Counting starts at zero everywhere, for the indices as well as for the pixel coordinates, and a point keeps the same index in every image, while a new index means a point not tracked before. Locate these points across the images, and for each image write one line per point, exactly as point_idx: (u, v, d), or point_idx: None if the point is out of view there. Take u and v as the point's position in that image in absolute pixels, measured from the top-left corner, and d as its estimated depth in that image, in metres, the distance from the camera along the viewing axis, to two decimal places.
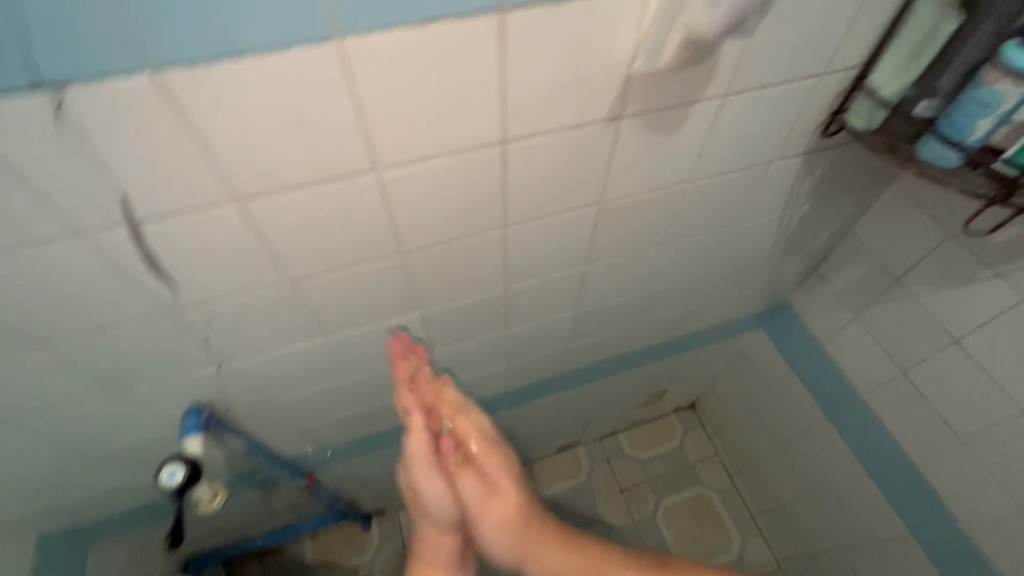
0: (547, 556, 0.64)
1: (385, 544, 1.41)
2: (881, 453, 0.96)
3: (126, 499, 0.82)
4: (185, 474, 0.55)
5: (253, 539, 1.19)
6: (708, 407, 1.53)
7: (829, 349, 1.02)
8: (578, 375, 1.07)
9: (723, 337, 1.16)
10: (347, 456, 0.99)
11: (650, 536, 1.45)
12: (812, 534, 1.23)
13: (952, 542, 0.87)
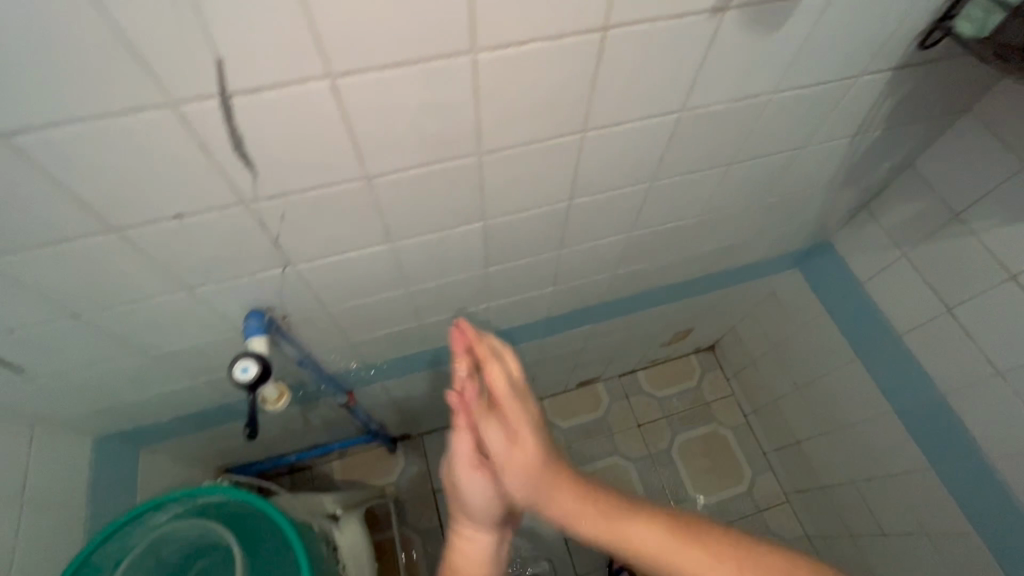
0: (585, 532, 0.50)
1: (410, 466, 1.47)
2: (912, 390, 0.98)
3: (179, 403, 0.84)
4: (258, 369, 0.56)
5: (287, 455, 1.26)
6: (729, 348, 1.56)
7: (870, 289, 1.02)
8: (614, 308, 1.08)
9: (760, 275, 1.16)
10: (387, 376, 1.01)
11: (664, 468, 1.50)
12: (826, 469, 1.27)
13: (973, 474, 0.90)
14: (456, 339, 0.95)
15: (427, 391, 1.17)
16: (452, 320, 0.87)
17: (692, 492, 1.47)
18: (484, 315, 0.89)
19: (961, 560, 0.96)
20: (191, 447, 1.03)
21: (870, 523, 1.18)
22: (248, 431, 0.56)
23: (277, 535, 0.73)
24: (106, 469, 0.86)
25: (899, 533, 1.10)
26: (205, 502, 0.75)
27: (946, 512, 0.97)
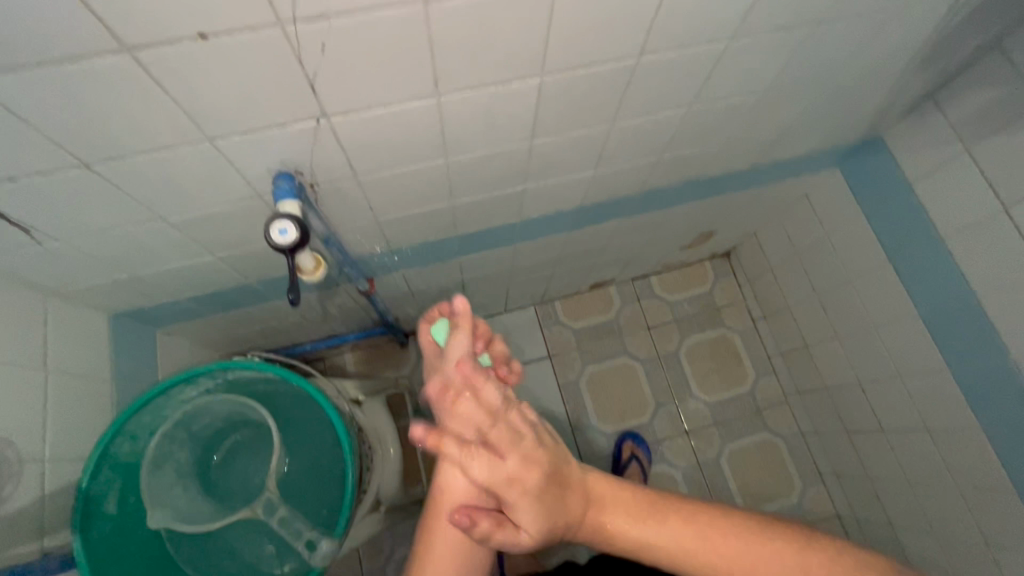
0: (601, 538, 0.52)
1: (423, 361, 1.49)
2: (941, 292, 0.97)
3: (197, 280, 0.80)
4: (300, 235, 0.53)
5: (302, 345, 1.25)
6: (746, 255, 1.54)
7: (918, 188, 0.97)
8: (649, 204, 1.02)
9: (798, 174, 1.11)
10: (411, 264, 0.97)
11: (671, 368, 1.54)
12: (832, 370, 1.31)
13: (991, 373, 0.92)
14: (485, 227, 0.91)
15: (447, 284, 1.15)
16: (485, 202, 0.81)
17: (696, 391, 1.52)
18: (519, 200, 0.84)
19: (960, 451, 1.01)
20: (207, 330, 1.01)
21: (869, 420, 1.23)
22: (291, 295, 0.56)
23: (314, 412, 0.73)
24: (126, 345, 0.83)
25: (898, 429, 1.15)
26: (238, 378, 0.73)
27: (954, 408, 1.00)
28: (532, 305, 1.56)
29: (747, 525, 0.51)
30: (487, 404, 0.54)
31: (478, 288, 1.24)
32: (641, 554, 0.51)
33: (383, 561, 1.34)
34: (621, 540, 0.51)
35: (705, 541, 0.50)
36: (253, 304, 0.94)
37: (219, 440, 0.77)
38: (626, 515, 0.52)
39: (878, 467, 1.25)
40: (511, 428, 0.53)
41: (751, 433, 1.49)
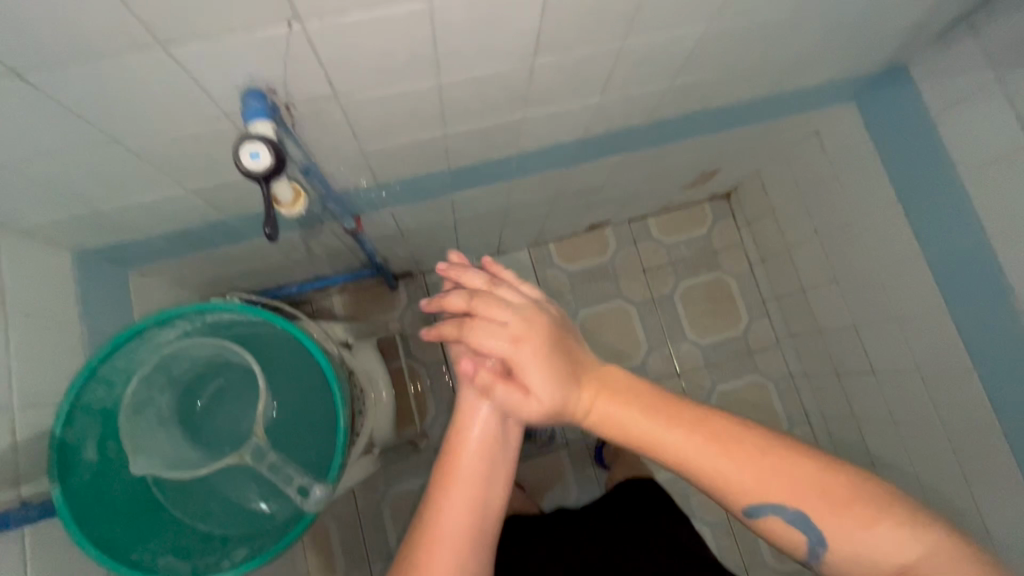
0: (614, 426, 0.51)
1: (413, 304, 1.46)
2: (949, 234, 0.94)
3: (167, 216, 0.74)
4: (274, 159, 0.48)
5: (288, 287, 1.20)
6: (748, 196, 1.49)
7: (939, 123, 0.92)
8: (655, 137, 0.96)
9: (811, 108, 1.04)
10: (400, 201, 0.91)
11: (665, 312, 1.52)
12: (828, 313, 1.30)
13: (993, 317, 0.90)
14: (480, 160, 0.84)
15: (438, 224, 1.09)
16: (481, 132, 0.74)
17: (689, 334, 1.51)
18: (517, 130, 0.77)
19: (951, 393, 1.02)
20: (184, 271, 0.95)
21: (861, 363, 1.24)
22: (269, 230, 0.50)
23: (301, 357, 0.69)
24: (94, 285, 0.78)
25: (889, 371, 1.16)
26: (217, 321, 0.69)
27: (951, 352, 1.00)
28: (526, 247, 1.51)
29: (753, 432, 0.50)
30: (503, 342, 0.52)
31: (470, 228, 1.18)
32: (647, 447, 0.50)
33: (377, 499, 1.36)
34: (631, 426, 0.51)
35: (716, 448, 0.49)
36: (231, 243, 0.88)
37: (202, 384, 0.73)
38: (638, 404, 0.51)
39: (865, 408, 1.27)
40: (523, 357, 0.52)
41: (741, 375, 1.50)
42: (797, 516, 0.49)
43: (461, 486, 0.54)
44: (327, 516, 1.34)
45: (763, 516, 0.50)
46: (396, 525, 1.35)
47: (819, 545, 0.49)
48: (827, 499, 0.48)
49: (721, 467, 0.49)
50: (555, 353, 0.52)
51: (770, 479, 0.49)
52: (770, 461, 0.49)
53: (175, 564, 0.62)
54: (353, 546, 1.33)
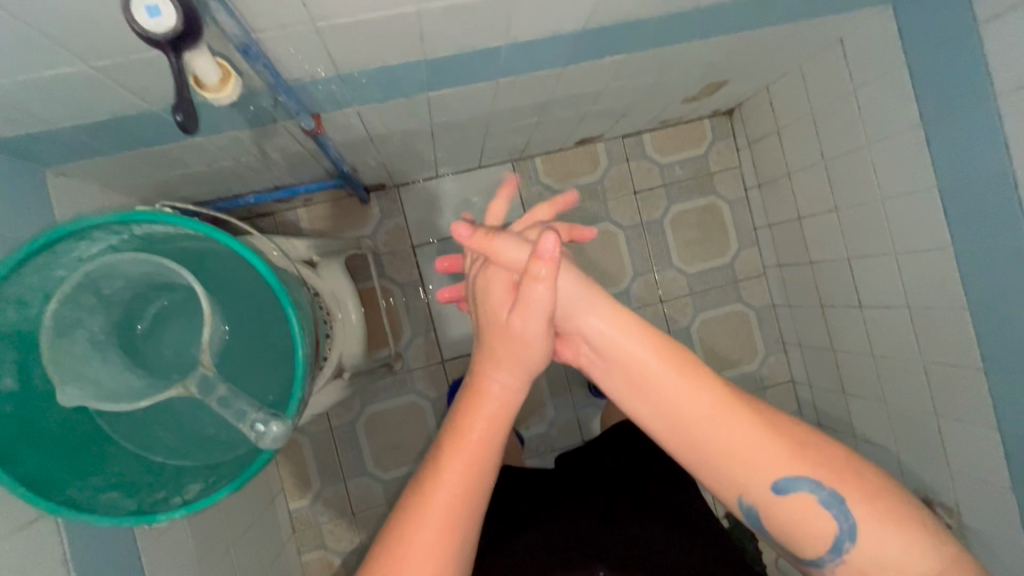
0: (654, 379, 0.56)
1: (387, 220, 1.35)
2: (968, 163, 0.87)
3: (75, 103, 0.60)
4: (178, 22, 0.41)
5: (244, 197, 1.08)
6: (752, 113, 1.37)
7: (983, 33, 0.80)
8: (665, 36, 0.83)
9: (841, 8, 0.91)
10: (367, 99, 0.78)
11: (653, 237, 1.46)
12: (821, 244, 1.26)
13: (999, 254, 0.85)
14: (461, 50, 0.71)
15: (413, 130, 0.96)
16: (462, 12, 0.61)
17: (676, 260, 1.46)
18: (505, 12, 0.64)
19: (936, 329, 1.00)
20: (116, 174, 0.82)
21: (848, 296, 1.22)
22: (178, 117, 0.45)
23: (253, 279, 0.61)
24: None
25: (877, 305, 1.14)
26: (150, 233, 0.59)
27: (947, 289, 0.96)
28: (510, 161, 1.39)
29: (780, 423, 0.55)
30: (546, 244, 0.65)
31: (449, 136, 1.06)
32: (677, 408, 0.55)
33: (352, 419, 1.34)
34: (671, 389, 0.56)
35: (729, 423, 0.54)
36: (167, 143, 0.75)
37: (141, 306, 0.64)
38: (684, 369, 0.56)
39: (845, 340, 1.26)
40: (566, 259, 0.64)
41: (724, 303, 1.47)
42: (838, 506, 0.52)
43: (464, 451, 0.58)
44: (302, 435, 1.32)
45: (789, 494, 0.53)
46: (373, 444, 1.34)
47: (847, 538, 0.52)
48: (831, 472, 0.53)
49: (734, 444, 0.54)
50: (611, 307, 0.60)
51: (779, 457, 0.53)
52: (777, 449, 0.53)
53: (122, 499, 0.56)
54: (329, 463, 1.33)
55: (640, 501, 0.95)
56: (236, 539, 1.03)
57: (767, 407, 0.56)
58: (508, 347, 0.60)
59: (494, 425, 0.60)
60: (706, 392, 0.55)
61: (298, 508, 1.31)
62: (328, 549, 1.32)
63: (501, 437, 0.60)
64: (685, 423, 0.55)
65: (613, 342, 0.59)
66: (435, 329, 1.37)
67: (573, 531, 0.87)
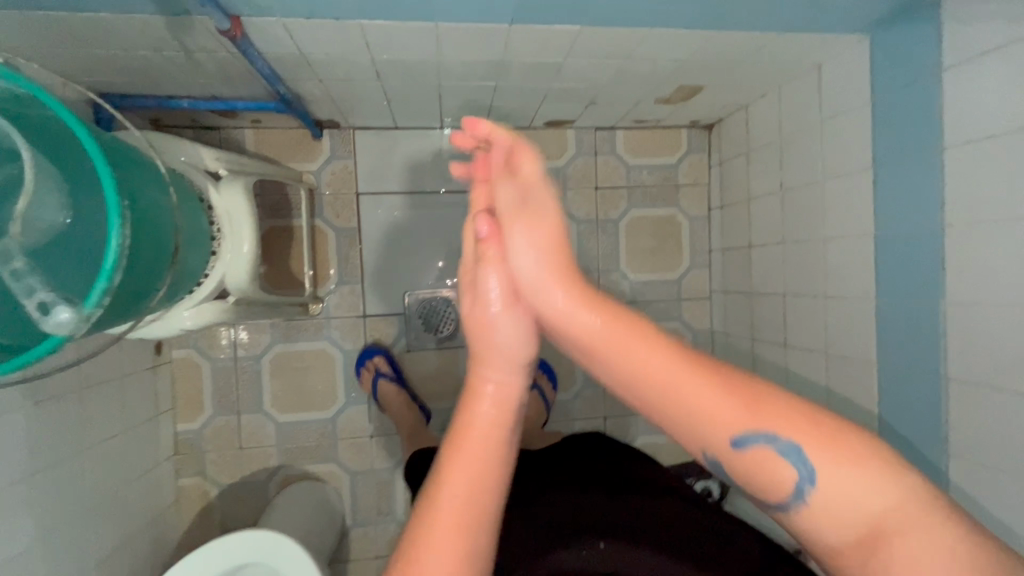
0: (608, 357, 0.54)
1: (336, 160, 1.31)
2: (905, 214, 0.84)
3: None
4: None
5: (177, 100, 1.03)
6: (730, 130, 1.33)
7: (946, 80, 0.76)
8: (622, 15, 0.79)
9: (818, 31, 0.86)
10: (290, 9, 0.73)
11: (606, 237, 1.42)
12: (763, 276, 1.23)
13: (919, 314, 0.82)
14: None
15: (357, 63, 0.92)
16: None
17: (624, 266, 1.42)
18: None
19: (847, 379, 0.98)
20: (18, 38, 0.77)
21: (777, 333, 1.18)
22: None
23: (85, 166, 0.58)
24: None
25: (800, 347, 1.11)
26: None
27: (864, 342, 0.94)
28: None
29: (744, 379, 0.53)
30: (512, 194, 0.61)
31: (400, 81, 1.02)
32: (638, 381, 0.53)
33: (259, 353, 1.30)
34: (621, 354, 0.53)
35: (699, 389, 0.51)
36: (66, 10, 0.70)
37: None
38: (646, 340, 0.53)
39: (766, 378, 1.23)
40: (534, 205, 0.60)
41: (663, 318, 1.44)
42: (797, 454, 0.49)
43: (461, 462, 0.57)
44: (203, 358, 1.29)
45: (750, 447, 0.50)
46: (276, 383, 1.31)
47: (806, 481, 0.49)
48: (788, 420, 0.50)
49: (701, 414, 0.51)
50: (562, 276, 0.57)
51: (739, 412, 0.50)
52: (735, 402, 0.51)
53: None
54: (226, 393, 1.29)
55: (603, 476, 0.96)
56: (98, 443, 1.00)
57: (729, 365, 0.53)
58: (491, 346, 0.60)
59: (489, 431, 0.59)
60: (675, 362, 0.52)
61: (185, 430, 1.28)
62: (206, 478, 1.29)
63: (498, 447, 0.59)
64: (657, 404, 0.52)
65: (567, 317, 0.55)
66: (362, 281, 1.33)
67: (582, 508, 0.86)
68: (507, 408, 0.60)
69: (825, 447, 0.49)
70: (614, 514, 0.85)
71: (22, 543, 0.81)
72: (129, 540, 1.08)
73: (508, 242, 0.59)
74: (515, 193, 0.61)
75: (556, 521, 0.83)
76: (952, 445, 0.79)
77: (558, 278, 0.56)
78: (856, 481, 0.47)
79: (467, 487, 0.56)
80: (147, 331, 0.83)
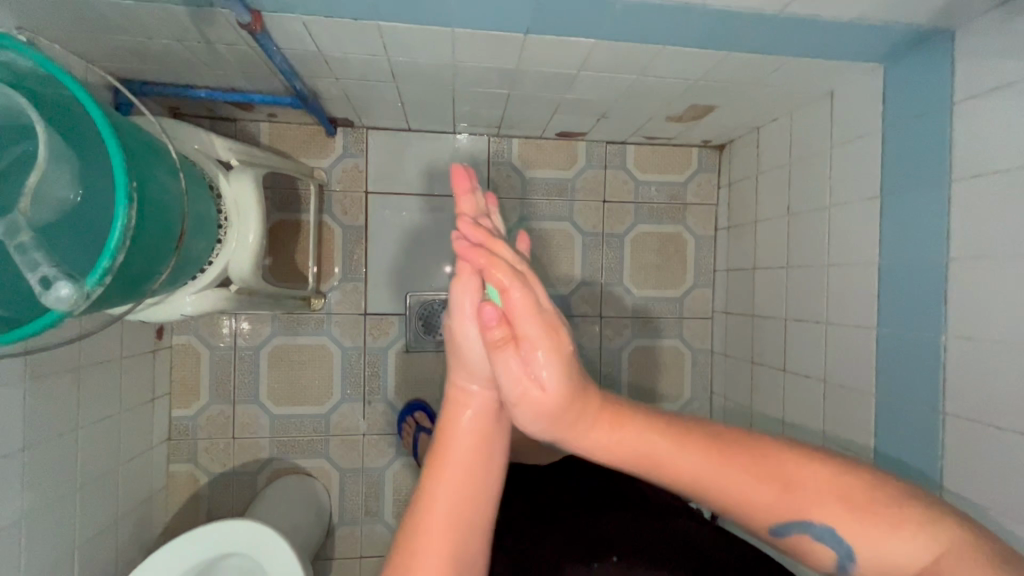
0: (620, 454, 0.49)
1: (348, 158, 1.32)
2: (910, 244, 0.83)
3: None
4: None
5: (196, 90, 1.05)
6: (740, 153, 1.33)
7: (957, 113, 0.77)
8: (635, 32, 0.80)
9: (832, 58, 0.86)
10: (310, 8, 0.75)
11: (611, 251, 1.41)
12: (766, 299, 1.22)
13: (919, 347, 0.82)
14: None
15: (374, 64, 0.94)
16: None
17: (627, 281, 1.42)
18: None
19: (847, 408, 0.96)
20: (46, 20, 0.79)
21: (777, 358, 1.17)
22: None
23: (100, 150, 0.59)
24: None
25: (799, 373, 1.09)
26: (9, 62, 0.54)
27: (863, 371, 0.93)
28: (486, 135, 1.36)
29: (776, 457, 0.49)
30: (505, 304, 0.48)
31: (415, 85, 1.04)
32: (656, 467, 0.48)
33: (258, 345, 1.31)
34: (648, 445, 0.48)
35: (726, 477, 0.48)
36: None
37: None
38: (665, 428, 0.49)
39: (763, 402, 1.22)
40: (533, 311, 0.48)
41: (663, 335, 1.43)
42: (837, 536, 0.48)
43: (438, 510, 0.51)
44: (203, 345, 1.30)
45: (790, 532, 0.49)
46: (273, 376, 1.31)
47: (848, 560, 0.48)
48: (827, 498, 0.48)
49: (732, 500, 0.48)
50: (561, 367, 0.48)
51: (772, 494, 0.48)
52: (768, 483, 0.48)
53: None
54: (223, 382, 1.30)
55: (615, 494, 0.97)
56: (94, 422, 1.01)
57: (758, 438, 0.50)
58: (464, 444, 0.53)
59: (470, 480, 0.52)
60: (703, 450, 0.48)
61: (179, 416, 1.29)
62: (197, 466, 1.29)
63: (481, 510, 0.53)
64: (670, 480, 0.49)
65: (593, 449, 0.49)
66: (365, 279, 1.34)
67: (593, 522, 0.87)
68: (493, 414, 0.54)
69: (859, 515, 0.47)
70: (625, 531, 0.84)
71: (9, 518, 0.81)
72: (115, 522, 1.08)
73: (507, 395, 0.49)
74: (515, 352, 0.48)
75: (569, 536, 0.84)
76: (946, 481, 0.78)
77: (567, 400, 0.48)
78: (900, 554, 0.46)
79: (454, 498, 0.52)
80: (150, 313, 0.83)
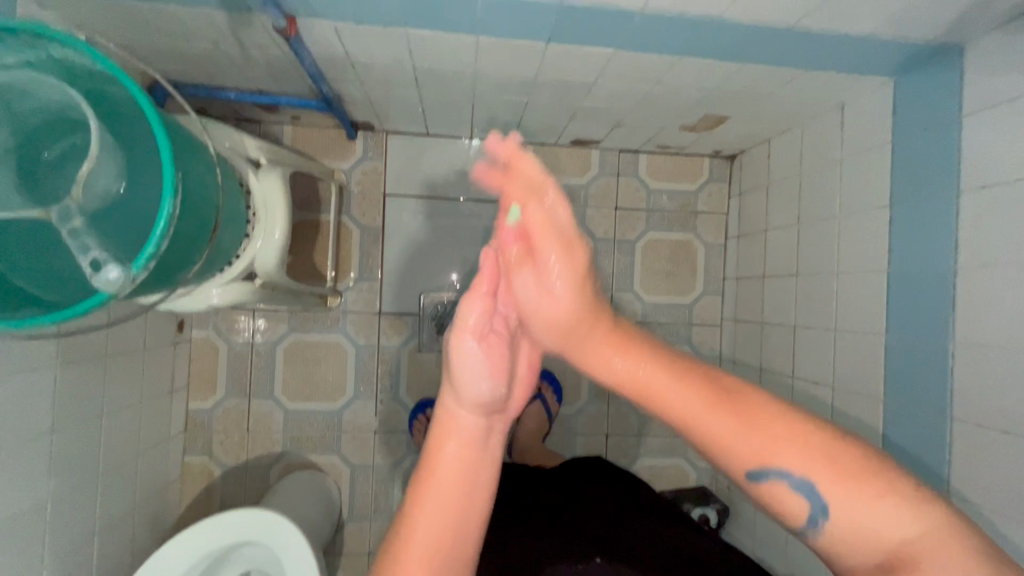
0: (625, 376, 0.57)
1: (367, 160, 1.36)
2: (919, 252, 0.85)
3: None
4: None
5: (226, 91, 1.10)
6: (751, 163, 1.36)
7: (965, 126, 0.79)
8: (652, 43, 0.83)
9: (843, 71, 0.89)
10: (341, 14, 0.78)
11: (622, 256, 1.44)
12: (775, 306, 1.24)
13: (927, 354, 0.83)
14: None
15: (399, 70, 0.98)
16: None
17: (637, 287, 1.44)
18: None
19: (854, 414, 0.98)
20: (91, 21, 0.83)
21: (785, 365, 1.19)
22: None
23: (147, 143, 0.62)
24: None
25: (807, 380, 1.11)
26: (68, 60, 0.58)
27: (871, 378, 0.94)
28: None
29: (753, 406, 0.53)
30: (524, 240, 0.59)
31: (437, 90, 1.07)
32: (650, 399, 0.56)
33: (275, 341, 1.34)
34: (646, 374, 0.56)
35: (711, 415, 0.53)
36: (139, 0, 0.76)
37: (53, 136, 0.61)
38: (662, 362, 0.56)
39: None
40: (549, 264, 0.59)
41: (672, 341, 1.45)
42: (810, 487, 0.50)
43: (438, 481, 0.55)
44: (221, 339, 1.33)
45: (765, 479, 0.52)
46: (288, 371, 1.34)
47: (822, 515, 0.50)
48: (808, 459, 0.50)
49: (716, 434, 0.53)
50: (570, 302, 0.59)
51: (751, 440, 0.52)
52: (750, 427, 0.52)
53: None
54: (240, 377, 1.33)
55: (622, 498, 0.99)
56: (117, 410, 1.04)
57: (736, 389, 0.54)
58: (468, 409, 0.57)
59: (469, 446, 0.57)
60: (694, 388, 0.54)
61: (196, 409, 1.32)
62: (211, 459, 1.32)
63: (482, 469, 0.57)
64: (665, 413, 0.56)
65: (597, 361, 0.59)
66: (381, 279, 1.37)
67: (592, 526, 0.89)
68: (487, 407, 0.57)
69: (835, 480, 0.49)
70: (622, 538, 0.87)
71: (36, 499, 0.84)
72: (133, 509, 1.11)
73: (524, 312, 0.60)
74: (534, 272, 0.59)
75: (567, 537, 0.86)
76: (954, 485, 0.79)
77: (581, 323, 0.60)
78: (875, 517, 0.48)
79: (442, 496, 0.55)
80: (179, 304, 0.87)
